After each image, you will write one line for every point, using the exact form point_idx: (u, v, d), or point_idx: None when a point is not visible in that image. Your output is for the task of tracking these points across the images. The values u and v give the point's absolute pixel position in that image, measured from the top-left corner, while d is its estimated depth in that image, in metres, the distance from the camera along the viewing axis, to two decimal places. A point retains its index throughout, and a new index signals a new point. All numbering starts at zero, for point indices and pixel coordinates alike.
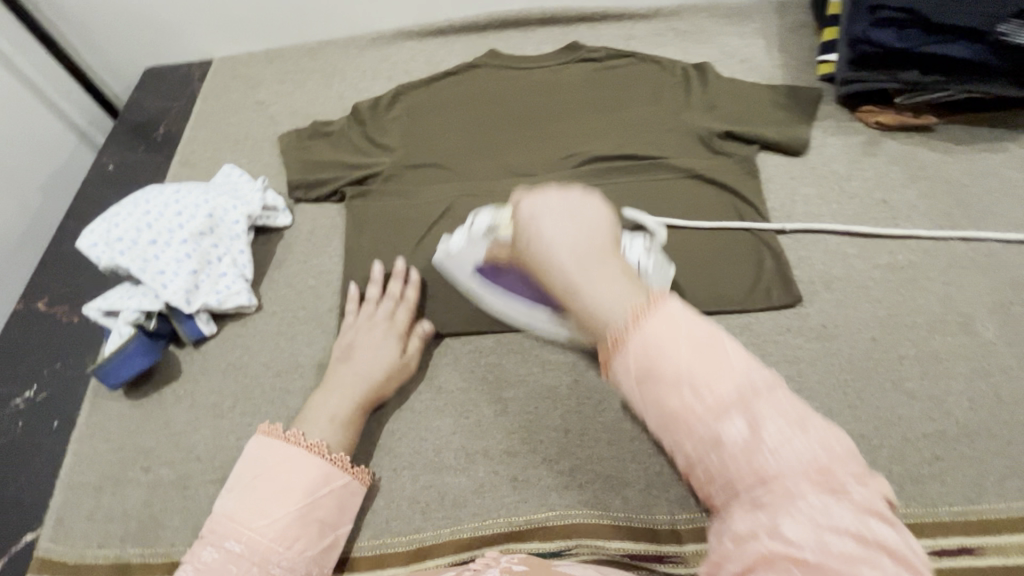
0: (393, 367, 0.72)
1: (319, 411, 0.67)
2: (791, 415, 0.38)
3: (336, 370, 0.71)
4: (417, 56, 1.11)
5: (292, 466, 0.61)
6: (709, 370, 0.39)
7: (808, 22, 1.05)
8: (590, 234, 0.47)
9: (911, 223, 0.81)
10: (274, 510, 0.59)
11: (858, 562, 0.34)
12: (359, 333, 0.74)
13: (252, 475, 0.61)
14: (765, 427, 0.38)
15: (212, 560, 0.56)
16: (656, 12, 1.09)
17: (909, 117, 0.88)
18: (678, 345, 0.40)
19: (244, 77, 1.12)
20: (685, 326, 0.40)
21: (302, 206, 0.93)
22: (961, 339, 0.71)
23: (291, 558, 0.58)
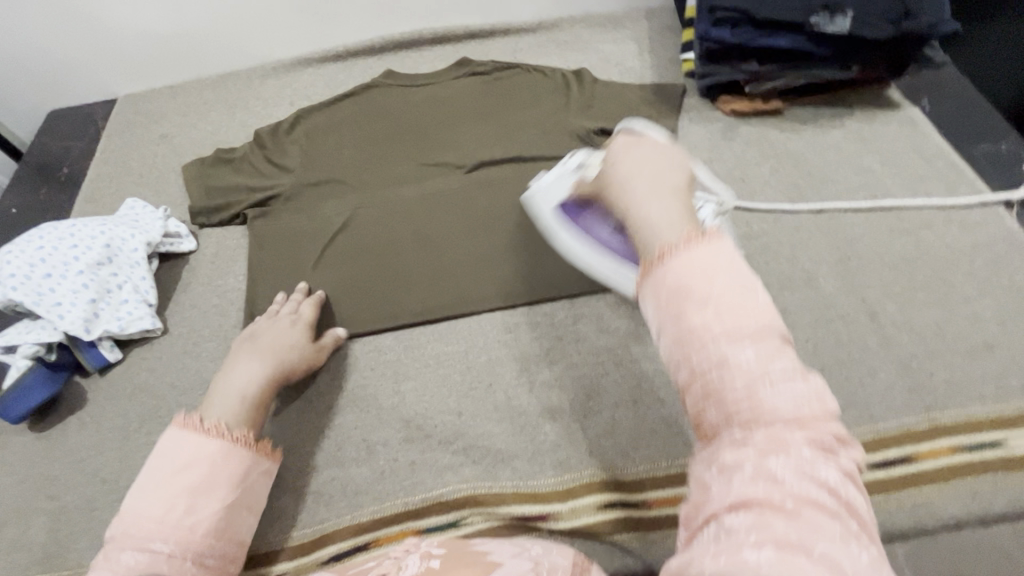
0: (302, 352, 0.76)
1: (228, 386, 0.68)
2: (796, 370, 0.38)
3: (243, 355, 0.73)
4: (317, 81, 1.16)
5: (220, 457, 0.62)
6: (735, 301, 0.40)
7: (673, 25, 1.15)
8: (665, 170, 0.52)
9: (764, 196, 0.91)
10: (207, 503, 0.59)
11: (833, 520, 0.33)
12: (264, 324, 0.77)
13: (174, 469, 0.59)
14: (785, 390, 0.37)
15: (138, 562, 0.53)
16: (538, 26, 1.18)
17: (759, 102, 0.98)
18: (711, 270, 0.41)
19: (148, 113, 1.15)
20: (724, 257, 0.42)
21: (206, 231, 0.96)
22: (806, 293, 0.80)
23: (221, 547, 0.60)
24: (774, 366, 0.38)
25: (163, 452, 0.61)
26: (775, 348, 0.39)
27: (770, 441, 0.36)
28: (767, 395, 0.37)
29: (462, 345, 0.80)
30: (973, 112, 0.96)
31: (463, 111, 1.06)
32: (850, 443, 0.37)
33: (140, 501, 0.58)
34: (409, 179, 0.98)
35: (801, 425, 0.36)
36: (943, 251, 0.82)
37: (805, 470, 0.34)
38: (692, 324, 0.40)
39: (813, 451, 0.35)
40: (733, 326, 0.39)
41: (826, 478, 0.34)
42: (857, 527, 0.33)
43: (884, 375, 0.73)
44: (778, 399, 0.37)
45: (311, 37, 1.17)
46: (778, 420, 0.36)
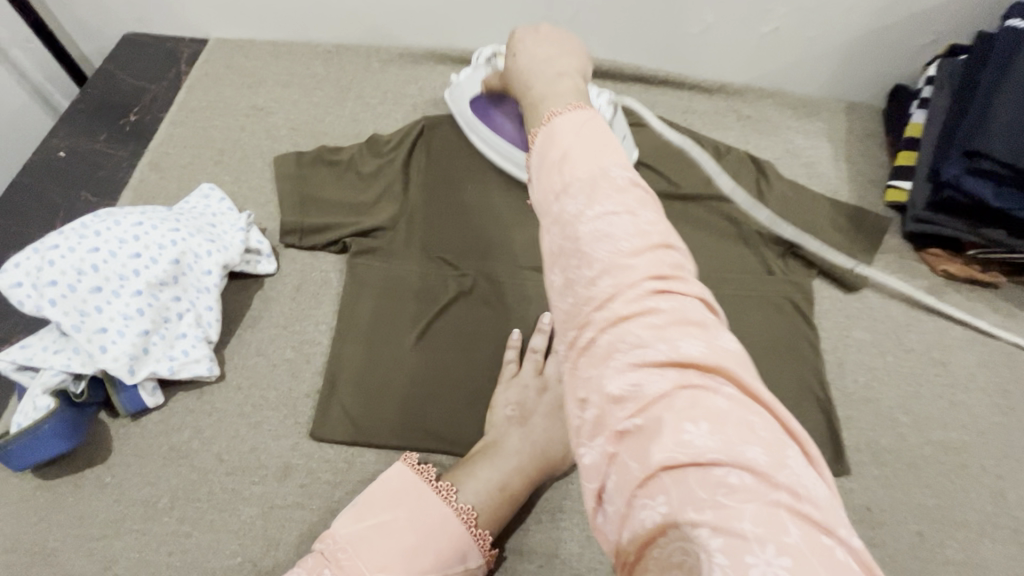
0: (572, 444, 0.64)
1: (489, 473, 0.59)
2: (672, 304, 0.33)
3: (510, 434, 0.62)
4: (449, 85, 0.97)
5: (436, 523, 0.54)
6: (609, 231, 0.36)
7: (877, 133, 0.97)
8: (560, 55, 0.53)
9: (969, 396, 0.74)
10: (402, 565, 0.51)
11: (703, 507, 0.27)
12: (530, 393, 0.66)
13: (394, 512, 0.54)
14: (639, 287, 0.34)
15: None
16: (719, 88, 0.99)
17: (977, 271, 0.81)
18: (599, 209, 0.37)
19: (243, 71, 0.96)
20: (614, 194, 0.37)
21: (292, 252, 0.78)
22: (1011, 549, 0.64)
23: None
24: (638, 321, 0.33)
25: (334, 533, 0.53)
26: (607, 194, 0.37)
27: (604, 346, 0.33)
28: (608, 347, 0.33)
29: (583, 501, 0.64)
30: None
31: None
32: (675, 280, 0.35)
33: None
34: (543, 249, 0.80)
35: (658, 347, 0.32)
36: None
37: (643, 386, 0.31)
38: (596, 316, 0.34)
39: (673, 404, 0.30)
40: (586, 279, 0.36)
41: (690, 427, 0.29)
42: (711, 406, 0.30)
43: None
44: (613, 337, 0.33)
45: (451, 31, 0.97)
46: (628, 376, 0.31)
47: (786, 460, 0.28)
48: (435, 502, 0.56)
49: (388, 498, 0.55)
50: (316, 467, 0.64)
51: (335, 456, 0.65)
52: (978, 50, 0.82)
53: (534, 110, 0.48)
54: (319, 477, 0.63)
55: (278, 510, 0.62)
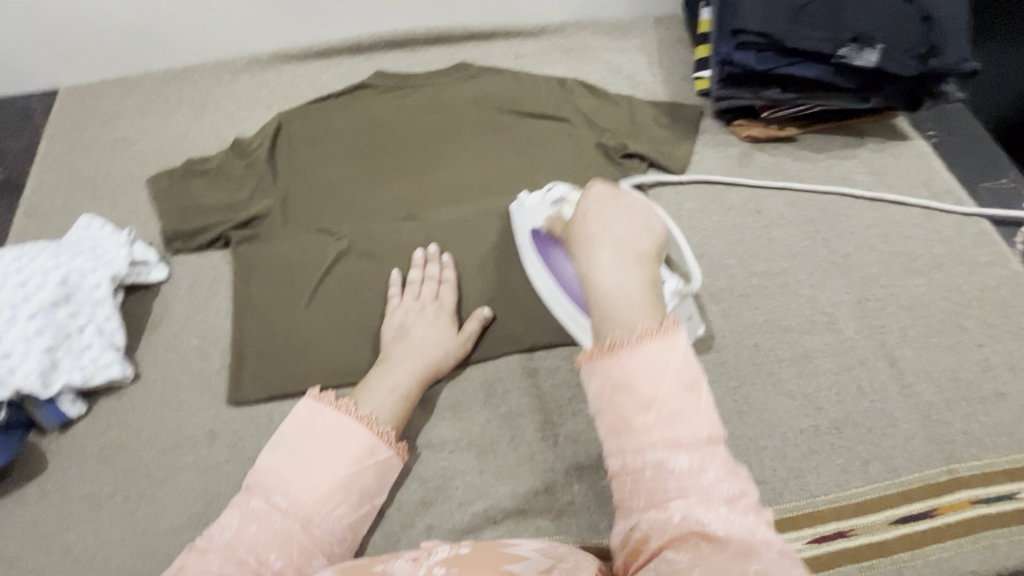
0: (451, 345, 0.74)
1: (379, 383, 0.69)
2: (687, 392, 0.51)
3: (396, 349, 0.73)
4: (299, 80, 1.04)
5: (341, 432, 0.63)
6: (630, 275, 0.57)
7: (683, 37, 1.10)
8: (633, 222, 0.62)
9: (781, 230, 0.88)
10: (317, 473, 0.60)
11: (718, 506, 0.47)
12: (410, 314, 0.76)
13: (302, 437, 0.63)
14: (641, 359, 0.52)
15: (260, 510, 0.58)
16: (542, 29, 1.10)
17: (775, 129, 0.95)
18: (620, 234, 0.61)
19: (99, 111, 1.01)
20: (636, 250, 0.59)
21: (181, 257, 0.85)
22: (826, 337, 0.79)
23: (330, 522, 0.60)
24: (635, 361, 0.52)
25: (261, 472, 0.61)
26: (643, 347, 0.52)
27: (689, 508, 0.47)
28: (674, 412, 0.50)
29: (477, 393, 0.75)
30: (977, 148, 0.97)
31: (463, 124, 0.97)
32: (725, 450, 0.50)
33: (213, 536, 0.56)
34: (410, 199, 0.89)
35: (646, 401, 0.50)
36: (953, 292, 0.82)
37: (685, 445, 0.49)
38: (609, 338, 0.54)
39: (707, 445, 0.49)
40: (635, 335, 0.52)
41: (681, 489, 0.48)
42: (703, 470, 0.48)
43: (905, 426, 0.72)
44: (676, 428, 0.49)
45: (289, 31, 1.05)
46: (709, 450, 0.49)
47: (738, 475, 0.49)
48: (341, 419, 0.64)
49: (303, 430, 0.64)
50: (239, 426, 0.72)
51: (254, 414, 0.73)
52: None
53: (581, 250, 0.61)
54: (243, 435, 0.72)
55: (212, 470, 0.69)
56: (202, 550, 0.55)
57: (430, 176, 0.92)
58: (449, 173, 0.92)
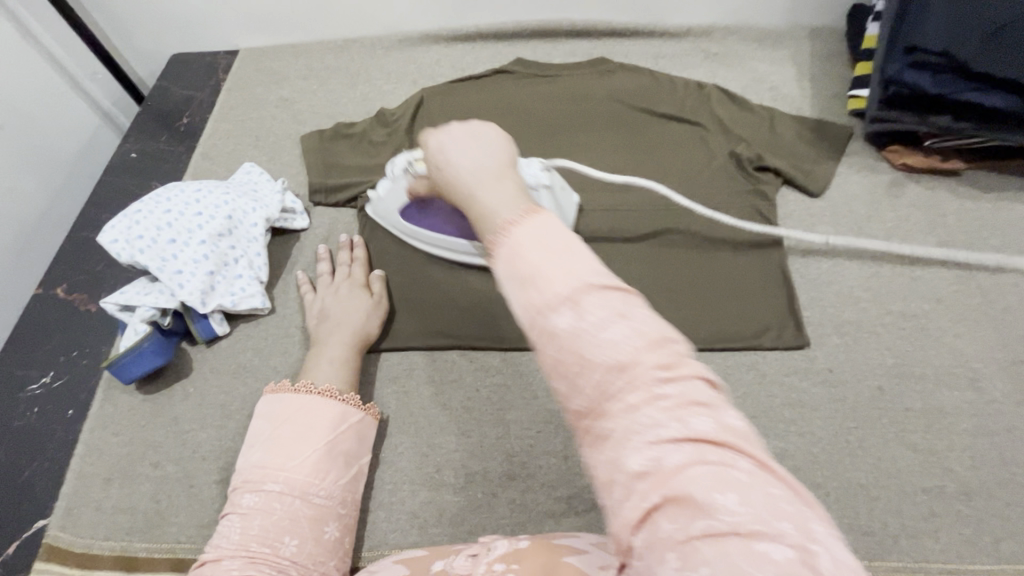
0: (371, 312, 0.78)
1: (319, 362, 0.72)
2: (643, 330, 0.34)
3: (322, 330, 0.76)
4: (443, 60, 1.10)
5: (292, 411, 0.66)
6: (537, 235, 0.38)
7: (840, 52, 1.03)
8: (489, 149, 0.48)
9: (928, 271, 0.81)
10: (305, 448, 0.63)
11: (723, 490, 0.29)
12: (329, 297, 0.79)
13: (272, 425, 0.65)
14: (589, 306, 0.34)
15: (256, 502, 0.59)
16: (687, 32, 1.08)
17: (937, 160, 0.86)
18: (482, 180, 0.45)
19: (269, 72, 1.13)
20: (554, 235, 0.38)
21: (320, 210, 0.93)
22: (968, 395, 0.71)
23: (328, 488, 0.63)
24: (553, 283, 0.35)
25: (241, 470, 0.62)
26: (587, 285, 0.35)
27: (622, 426, 0.32)
28: (553, 275, 0.36)
29: None
30: None
31: (593, 119, 0.99)
32: (681, 378, 0.32)
33: (222, 541, 0.57)
34: None
35: (625, 361, 0.33)
36: None
37: (603, 331, 0.34)
38: (521, 295, 0.36)
39: (587, 297, 0.35)
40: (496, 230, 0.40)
41: (692, 465, 0.30)
42: (677, 417, 0.31)
43: None
44: (567, 297, 0.35)
45: (442, 13, 1.11)
46: (589, 301, 0.35)
47: (729, 421, 0.32)
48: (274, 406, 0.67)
49: (261, 423, 0.66)
50: None
51: (365, 361, 0.79)
52: None
53: (476, 216, 0.44)
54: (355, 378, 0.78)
55: None
56: (215, 559, 0.55)
57: (555, 165, 0.94)
58: (573, 164, 0.94)
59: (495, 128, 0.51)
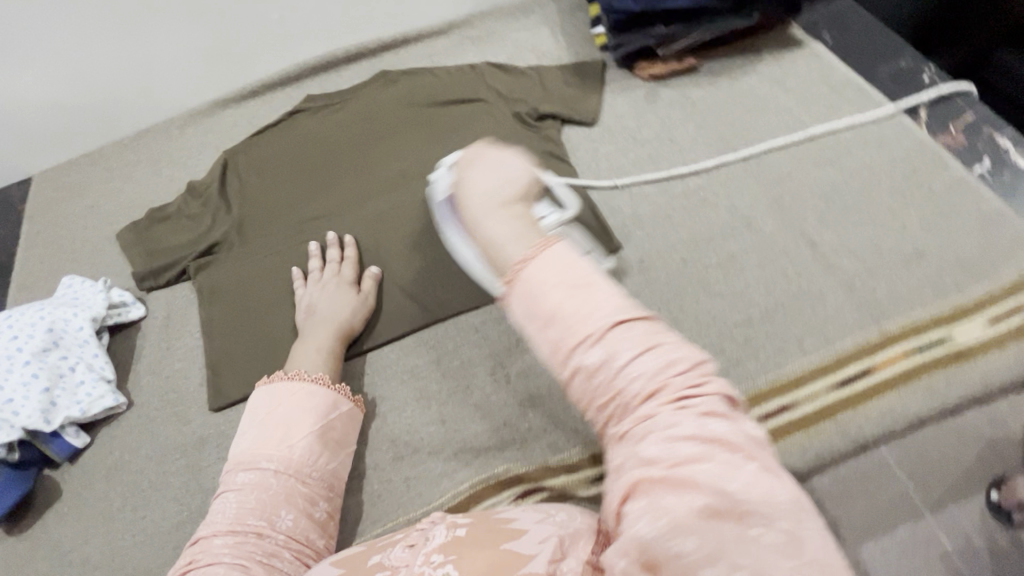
0: (356, 306, 0.81)
1: (304, 351, 0.75)
2: (644, 338, 0.42)
3: (308, 323, 0.79)
4: (239, 120, 1.14)
5: (304, 395, 0.68)
6: (583, 304, 0.42)
7: (580, 4, 1.17)
8: (504, 185, 0.49)
9: (695, 153, 0.93)
10: (296, 432, 0.65)
11: (700, 461, 0.38)
12: (315, 293, 0.82)
13: (271, 410, 0.66)
14: (622, 345, 0.41)
15: (250, 480, 0.61)
16: (450, 26, 1.18)
17: (674, 63, 1.00)
18: (546, 268, 0.44)
19: (68, 186, 1.11)
20: (569, 266, 0.44)
21: (155, 294, 0.93)
22: (750, 237, 0.83)
23: (318, 470, 0.65)
24: (573, 312, 0.42)
25: (235, 452, 0.64)
26: (612, 332, 0.42)
27: (637, 431, 0.41)
28: (578, 315, 0.42)
29: (432, 354, 0.81)
30: (873, 38, 1.01)
31: (388, 126, 1.05)
32: (710, 394, 0.42)
33: (216, 520, 0.59)
34: (348, 200, 0.97)
35: (641, 380, 0.41)
36: (864, 172, 0.86)
37: (618, 359, 0.41)
38: (540, 331, 0.43)
39: (614, 331, 0.42)
40: (524, 253, 0.45)
41: (682, 461, 0.38)
42: (696, 409, 0.41)
43: (834, 299, 0.76)
44: (588, 335, 0.42)
45: (222, 77, 1.14)
46: (616, 333, 0.42)
47: (746, 429, 0.41)
48: (312, 396, 0.68)
49: (260, 404, 0.67)
50: (226, 426, 0.80)
51: (237, 413, 0.80)
52: None
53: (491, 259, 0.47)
54: (230, 433, 0.79)
55: (207, 468, 0.77)
56: (209, 536, 0.57)
57: (364, 177, 1.00)
58: (380, 171, 1.00)
59: (524, 163, 0.52)
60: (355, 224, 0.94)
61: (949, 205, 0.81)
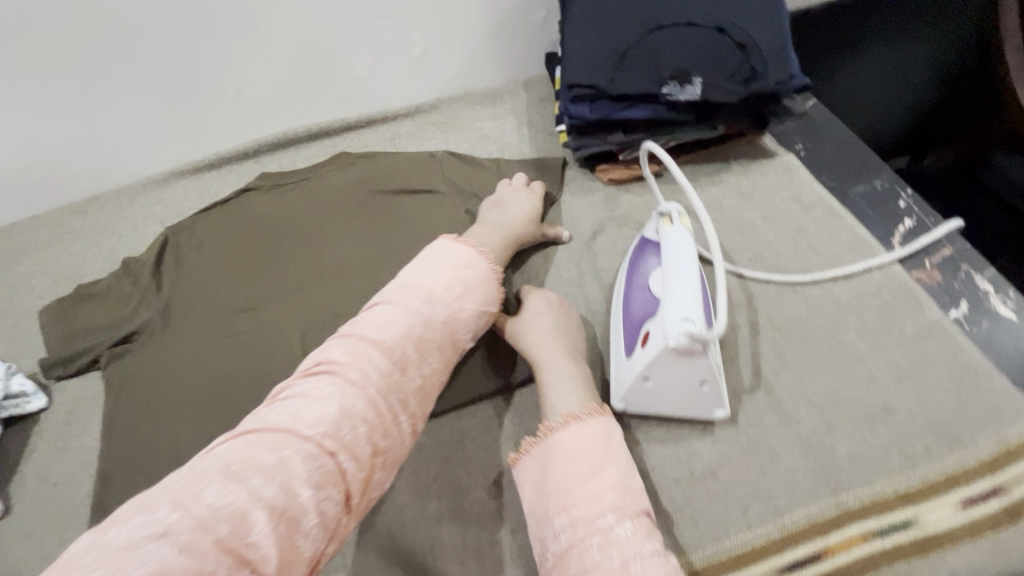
0: (526, 218, 0.87)
1: (487, 238, 0.82)
2: (658, 544, 0.56)
3: (494, 214, 0.86)
4: (192, 194, 1.11)
5: (476, 268, 0.74)
6: (615, 480, 0.59)
7: (550, 96, 1.15)
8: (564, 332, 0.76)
9: None
10: (466, 297, 0.71)
11: None
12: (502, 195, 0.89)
13: (448, 264, 0.73)
14: (645, 539, 0.55)
15: (420, 310, 0.67)
16: (417, 109, 1.16)
17: (637, 168, 0.96)
18: (601, 452, 0.62)
19: (7, 250, 1.07)
20: (612, 443, 0.63)
21: (62, 383, 0.87)
22: None
23: (469, 324, 0.71)
24: (610, 485, 0.59)
25: (412, 281, 0.70)
26: (634, 521, 0.56)
27: None
28: (607, 487, 0.59)
29: None
30: (847, 153, 0.96)
31: (338, 212, 1.01)
32: None
33: (381, 328, 0.64)
34: (282, 294, 0.92)
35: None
36: (830, 305, 0.79)
37: (644, 542, 0.55)
38: (571, 492, 0.59)
39: (638, 516, 0.57)
40: (583, 407, 0.66)
41: None
42: None
43: (786, 457, 0.67)
44: (611, 508, 0.57)
45: (179, 150, 1.11)
46: (638, 526, 0.56)
47: None
48: (475, 278, 0.73)
49: (443, 257, 0.74)
50: None
51: None
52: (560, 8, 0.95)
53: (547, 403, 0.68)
54: None
55: None
56: (363, 341, 0.62)
57: (304, 268, 0.95)
58: (321, 262, 0.95)
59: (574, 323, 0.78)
60: (284, 322, 0.88)
61: (920, 353, 0.73)
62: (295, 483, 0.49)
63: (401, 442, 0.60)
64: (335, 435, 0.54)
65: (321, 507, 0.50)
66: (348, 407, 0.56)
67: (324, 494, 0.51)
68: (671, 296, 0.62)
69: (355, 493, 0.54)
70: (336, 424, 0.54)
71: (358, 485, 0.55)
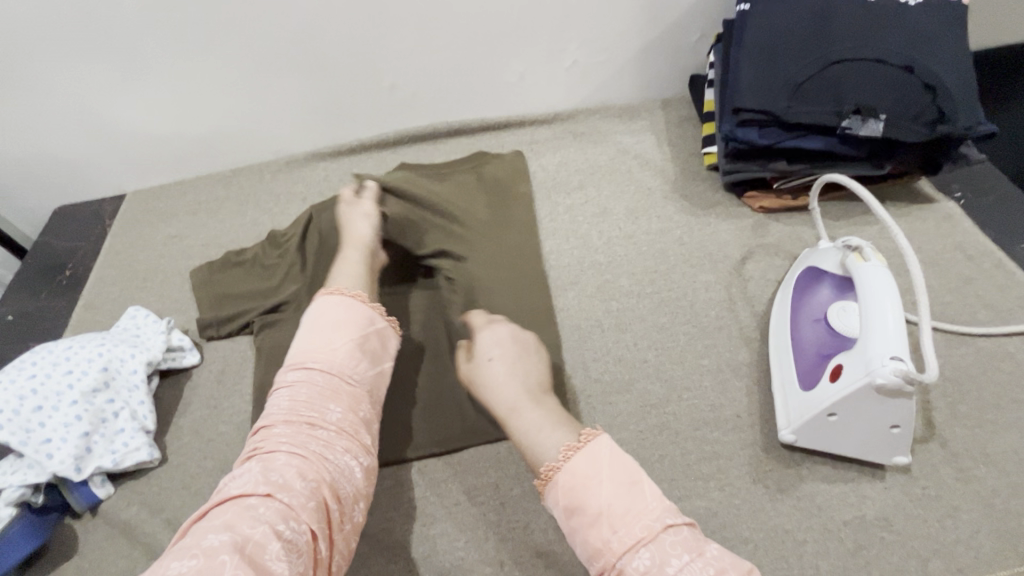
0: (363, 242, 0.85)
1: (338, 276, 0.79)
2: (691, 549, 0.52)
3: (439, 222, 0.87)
4: (330, 175, 1.14)
5: (339, 312, 0.72)
6: (626, 507, 0.55)
7: (691, 117, 1.15)
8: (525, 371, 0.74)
9: None
10: (336, 339, 0.69)
11: None
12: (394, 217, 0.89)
13: (312, 320, 0.72)
14: (672, 559, 0.51)
15: (296, 377, 0.66)
16: (555, 117, 1.17)
17: (789, 199, 0.94)
18: (601, 485, 0.56)
19: (156, 211, 1.12)
20: (605, 469, 0.57)
21: (213, 343, 0.90)
22: None
23: (359, 370, 0.69)
24: (624, 516, 0.54)
25: (292, 354, 0.69)
26: (663, 546, 0.52)
27: None
28: (625, 515, 0.54)
29: (491, 477, 0.74)
30: (1013, 207, 0.93)
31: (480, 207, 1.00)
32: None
33: (272, 411, 0.64)
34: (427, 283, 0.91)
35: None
36: (1006, 361, 0.76)
37: (670, 563, 0.51)
38: (593, 538, 0.55)
39: (662, 537, 0.53)
40: (561, 452, 0.61)
41: None
42: None
43: (968, 514, 0.65)
44: (629, 539, 0.53)
45: (325, 132, 1.15)
46: (666, 542, 0.52)
47: None
48: (367, 311, 0.74)
49: (312, 315, 0.73)
50: None
51: None
52: (725, 34, 0.95)
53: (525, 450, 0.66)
54: None
55: None
56: (268, 425, 0.62)
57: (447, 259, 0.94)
58: None
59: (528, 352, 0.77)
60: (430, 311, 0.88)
61: None
62: (250, 527, 0.50)
63: (346, 465, 0.61)
64: (269, 480, 0.55)
65: (292, 536, 0.52)
66: (275, 463, 0.58)
67: (287, 528, 0.52)
68: (874, 333, 0.61)
69: (327, 523, 0.56)
70: (262, 477, 0.56)
71: (327, 515, 0.57)
